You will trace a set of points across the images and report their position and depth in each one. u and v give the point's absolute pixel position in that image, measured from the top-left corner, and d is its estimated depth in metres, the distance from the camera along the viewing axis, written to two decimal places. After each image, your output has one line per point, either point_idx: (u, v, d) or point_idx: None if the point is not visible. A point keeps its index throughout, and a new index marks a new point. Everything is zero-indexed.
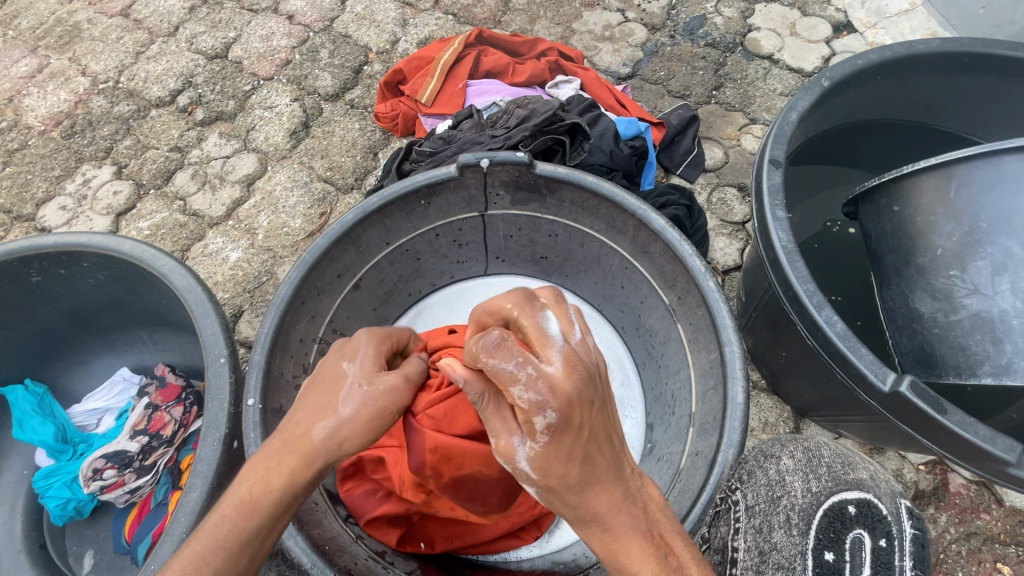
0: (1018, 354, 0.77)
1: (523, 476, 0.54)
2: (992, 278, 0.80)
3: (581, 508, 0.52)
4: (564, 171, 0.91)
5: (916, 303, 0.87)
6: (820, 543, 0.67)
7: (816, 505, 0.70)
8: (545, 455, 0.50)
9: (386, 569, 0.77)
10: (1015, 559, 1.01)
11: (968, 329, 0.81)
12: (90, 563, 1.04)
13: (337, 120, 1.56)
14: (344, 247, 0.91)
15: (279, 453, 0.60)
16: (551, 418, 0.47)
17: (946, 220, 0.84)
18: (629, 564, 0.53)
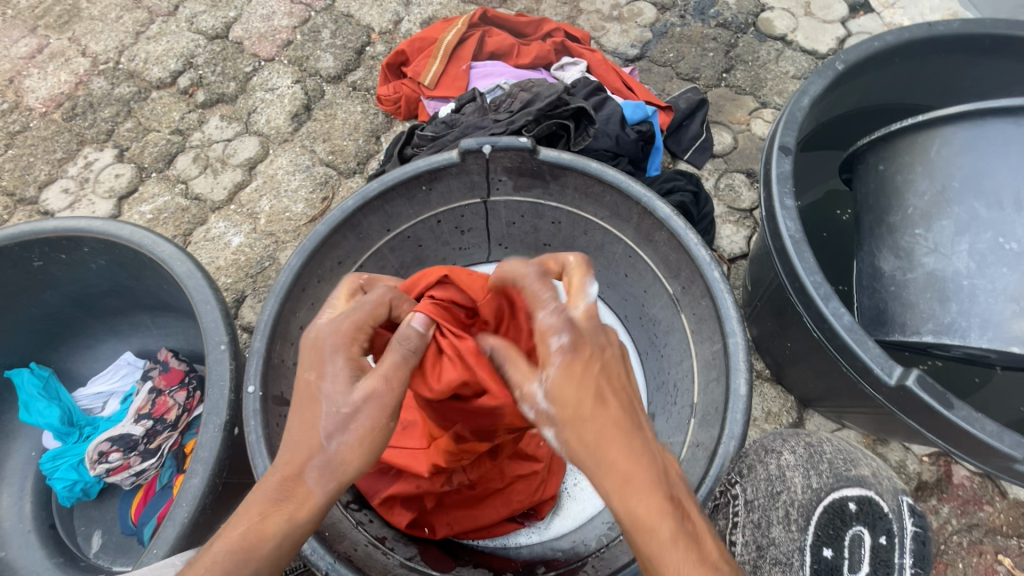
0: (963, 314, 0.76)
1: (545, 421, 0.58)
2: (953, 239, 0.79)
3: (602, 447, 0.54)
4: (569, 156, 0.89)
5: (881, 261, 0.86)
6: (818, 540, 0.66)
7: (815, 502, 0.68)
8: (561, 374, 0.57)
9: (386, 555, 0.76)
10: (1016, 551, 1.01)
11: (921, 286, 0.80)
12: (98, 542, 1.06)
13: (338, 103, 1.53)
14: (344, 234, 0.90)
15: (273, 496, 0.56)
16: (565, 341, 0.57)
17: (923, 178, 0.83)
18: (652, 525, 0.51)
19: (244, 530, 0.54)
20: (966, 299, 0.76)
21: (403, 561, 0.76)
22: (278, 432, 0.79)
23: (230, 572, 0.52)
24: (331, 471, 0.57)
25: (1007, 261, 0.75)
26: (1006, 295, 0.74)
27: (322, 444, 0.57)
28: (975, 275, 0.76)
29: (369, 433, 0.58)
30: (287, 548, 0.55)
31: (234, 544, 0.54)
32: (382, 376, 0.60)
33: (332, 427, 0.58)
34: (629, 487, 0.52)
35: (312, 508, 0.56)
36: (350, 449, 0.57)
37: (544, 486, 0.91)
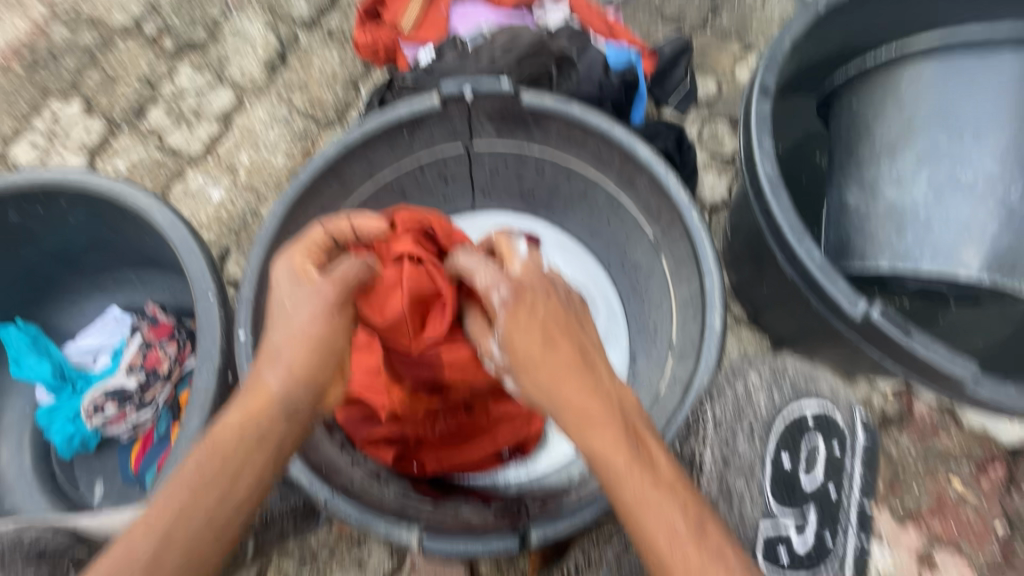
0: (918, 242, 0.83)
1: (507, 372, 0.68)
2: (915, 169, 0.84)
3: (557, 387, 0.60)
4: (551, 100, 0.88)
5: (846, 195, 0.91)
6: (782, 446, 0.76)
7: (776, 417, 0.76)
8: (507, 334, 0.64)
9: (383, 487, 0.81)
10: (967, 474, 1.09)
11: (882, 217, 0.86)
12: (101, 491, 1.09)
13: (315, 51, 1.48)
14: (327, 182, 0.90)
15: (238, 401, 0.61)
16: (507, 294, 0.65)
17: (891, 112, 0.87)
18: (608, 451, 0.57)
19: (216, 428, 0.58)
20: (923, 228, 0.83)
21: (399, 493, 0.80)
22: None
23: (203, 462, 0.56)
24: (282, 365, 0.61)
25: (960, 191, 0.82)
26: (958, 223, 0.81)
27: (270, 343, 0.62)
28: (932, 204, 0.82)
29: (309, 324, 0.61)
30: (253, 440, 0.58)
31: (206, 445, 0.57)
32: (336, 281, 0.64)
33: (280, 325, 0.62)
34: (587, 420, 0.59)
35: (269, 400, 0.60)
36: (296, 340, 0.61)
37: (529, 424, 0.95)
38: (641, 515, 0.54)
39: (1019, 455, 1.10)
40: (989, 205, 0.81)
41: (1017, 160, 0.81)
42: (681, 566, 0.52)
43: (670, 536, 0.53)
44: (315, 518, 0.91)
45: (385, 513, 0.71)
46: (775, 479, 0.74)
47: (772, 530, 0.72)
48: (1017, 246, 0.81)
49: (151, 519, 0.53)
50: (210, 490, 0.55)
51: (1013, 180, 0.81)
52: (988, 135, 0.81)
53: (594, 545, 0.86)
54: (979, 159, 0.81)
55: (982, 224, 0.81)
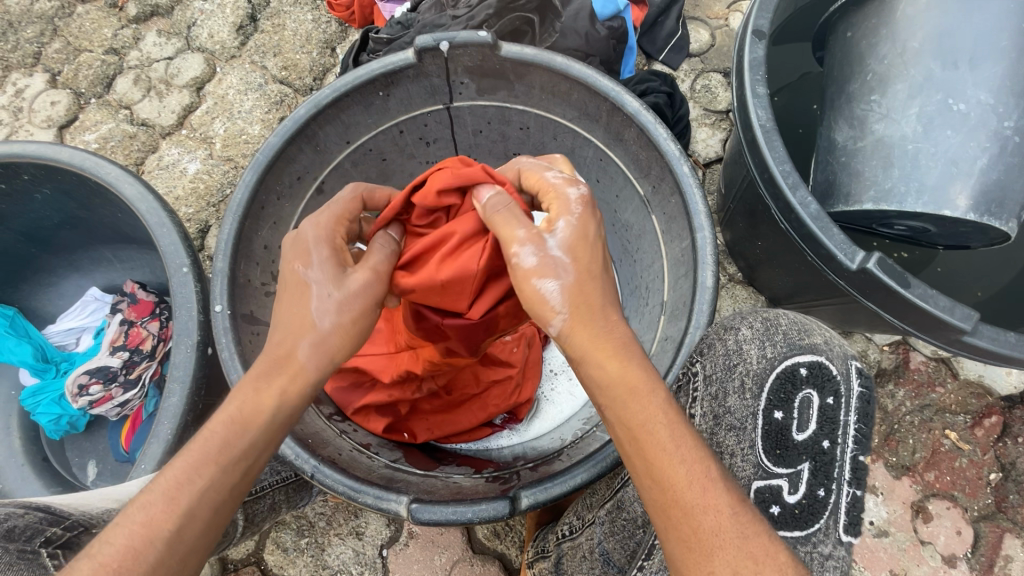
0: (903, 179, 0.79)
1: (548, 270, 0.58)
2: (906, 101, 0.79)
3: (604, 314, 0.57)
4: (532, 52, 0.83)
5: (834, 132, 0.88)
6: (770, 403, 0.67)
7: (769, 369, 0.68)
8: (575, 229, 0.59)
9: (371, 458, 0.79)
10: (962, 425, 1.09)
11: (868, 154, 0.82)
12: (94, 471, 1.08)
13: (286, 11, 1.41)
14: (300, 147, 0.86)
15: (264, 371, 0.58)
16: (585, 195, 0.62)
17: (886, 42, 0.82)
18: (647, 386, 0.53)
19: (244, 402, 0.55)
20: (908, 163, 0.78)
21: (388, 464, 0.79)
22: (252, 350, 0.79)
23: (228, 438, 0.53)
24: (321, 346, 0.59)
25: (951, 123, 0.76)
26: (946, 158, 0.76)
27: (316, 323, 0.60)
28: (920, 139, 0.78)
29: (358, 315, 0.62)
30: (281, 418, 0.56)
31: (232, 418, 0.54)
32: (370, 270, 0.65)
33: (325, 307, 0.60)
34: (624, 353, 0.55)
35: (304, 382, 0.58)
36: (346, 330, 0.61)
37: (519, 390, 0.94)
38: (666, 451, 0.51)
39: (1013, 404, 1.10)
40: (981, 138, 0.76)
41: (1014, 88, 0.75)
42: (704, 513, 0.49)
43: (692, 476, 0.50)
44: (307, 490, 0.91)
45: (373, 483, 0.70)
46: (767, 434, 0.66)
47: (765, 487, 0.64)
48: (1007, 181, 0.76)
49: (172, 487, 0.50)
50: (236, 465, 0.53)
51: (1008, 110, 0.76)
52: (985, 62, 0.75)
53: (588, 508, 0.81)
54: (973, 87, 0.76)
55: (971, 158, 0.76)
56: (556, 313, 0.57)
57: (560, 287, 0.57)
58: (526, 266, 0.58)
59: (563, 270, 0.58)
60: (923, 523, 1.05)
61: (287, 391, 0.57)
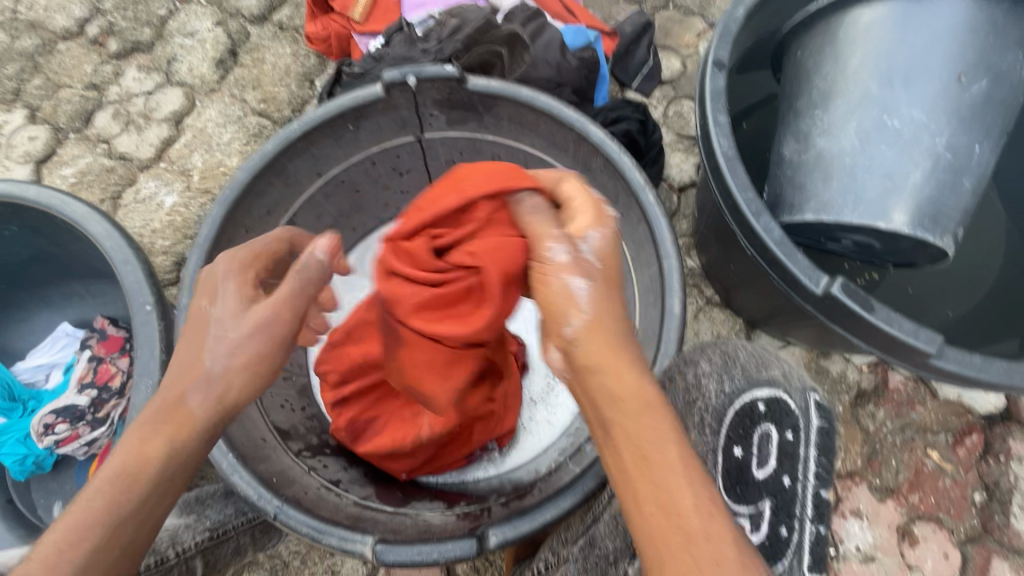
0: (842, 191, 0.80)
1: (577, 269, 0.57)
2: (846, 117, 0.81)
3: (623, 347, 0.55)
4: (497, 84, 0.85)
5: (782, 146, 0.89)
6: (730, 440, 0.65)
7: (728, 405, 0.65)
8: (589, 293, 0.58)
9: (340, 496, 0.77)
10: (943, 445, 1.08)
11: (811, 166, 0.84)
12: (60, 513, 1.05)
13: (266, 45, 1.43)
14: (269, 180, 0.86)
15: (153, 418, 0.58)
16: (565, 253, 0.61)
17: (830, 59, 0.84)
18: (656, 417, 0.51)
19: (131, 459, 0.55)
20: (845, 175, 0.80)
21: (358, 501, 0.77)
22: None
23: (111, 493, 0.53)
24: (210, 392, 0.59)
25: (886, 138, 0.78)
26: (881, 171, 0.78)
27: (206, 365, 0.60)
28: (857, 152, 0.80)
29: (250, 355, 0.61)
30: (173, 472, 0.56)
31: (115, 470, 0.54)
32: (272, 303, 0.64)
33: (219, 348, 0.61)
34: (646, 400, 0.52)
35: (191, 429, 0.58)
36: (237, 369, 0.60)
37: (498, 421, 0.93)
38: (675, 474, 0.48)
39: (993, 422, 1.10)
40: (915, 154, 0.78)
41: (946, 107, 0.77)
42: (708, 541, 0.44)
43: (699, 500, 0.46)
44: (276, 530, 0.88)
45: (339, 522, 0.69)
46: (726, 471, 0.64)
47: None
48: (940, 198, 0.78)
49: (54, 556, 0.50)
50: (125, 525, 0.53)
51: (940, 128, 0.77)
52: (918, 81, 0.77)
53: (562, 543, 0.80)
54: (906, 104, 0.78)
55: (905, 172, 0.78)
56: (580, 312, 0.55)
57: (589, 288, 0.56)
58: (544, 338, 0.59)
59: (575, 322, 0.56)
60: (909, 547, 1.03)
61: (174, 438, 0.57)
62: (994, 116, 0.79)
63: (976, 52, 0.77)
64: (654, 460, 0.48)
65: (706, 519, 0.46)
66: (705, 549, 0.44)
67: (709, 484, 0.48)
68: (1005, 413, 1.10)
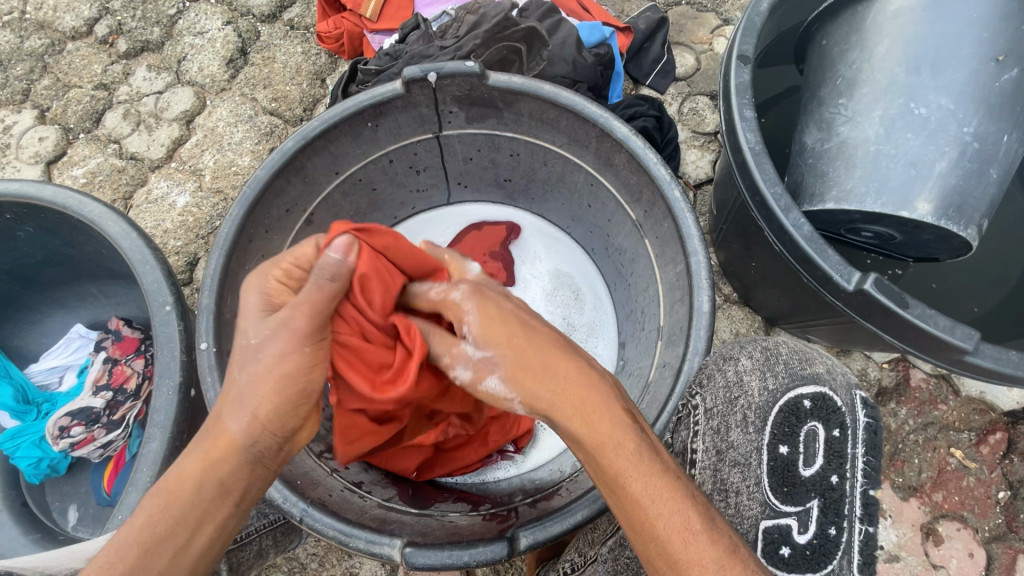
0: (865, 179, 0.79)
1: (484, 370, 0.62)
2: (869, 105, 0.80)
3: (552, 374, 0.57)
4: (519, 80, 0.83)
5: (804, 136, 0.88)
6: (775, 438, 0.65)
7: (772, 402, 0.66)
8: (480, 321, 0.64)
9: (364, 498, 0.76)
10: (967, 443, 1.07)
11: (833, 155, 0.83)
12: (75, 516, 1.04)
13: (276, 44, 1.42)
14: (289, 179, 0.85)
15: (198, 440, 0.57)
16: (466, 291, 0.68)
17: (855, 47, 0.83)
18: (610, 433, 0.53)
19: (175, 476, 0.54)
20: (868, 163, 0.79)
21: (382, 504, 0.76)
22: None
23: (157, 516, 0.52)
24: (245, 407, 0.56)
25: (912, 125, 0.77)
26: (906, 159, 0.77)
27: (236, 379, 0.58)
28: (881, 141, 0.78)
29: (279, 368, 0.57)
30: (215, 487, 0.54)
31: (161, 491, 0.53)
32: (308, 313, 0.59)
33: (246, 362, 0.58)
34: (584, 412, 0.55)
35: (230, 448, 0.55)
36: (265, 383, 0.57)
37: (518, 422, 0.92)
38: (646, 510, 0.50)
39: (1017, 420, 1.08)
40: (941, 142, 0.76)
41: (974, 96, 0.76)
42: (690, 567, 0.48)
43: (674, 530, 0.49)
44: (296, 533, 0.88)
45: (365, 525, 0.68)
46: (772, 470, 0.64)
47: (773, 526, 0.62)
48: (965, 188, 0.76)
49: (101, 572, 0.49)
50: (168, 542, 0.51)
51: (968, 116, 0.76)
52: (946, 69, 0.76)
53: (590, 544, 0.78)
54: (934, 92, 0.76)
55: (930, 162, 0.76)
56: (511, 401, 0.60)
57: (501, 381, 0.61)
58: (466, 380, 0.64)
59: (493, 362, 0.61)
60: (934, 546, 1.02)
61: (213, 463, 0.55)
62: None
63: (1007, 40, 0.76)
64: (622, 494, 0.51)
65: (689, 548, 0.48)
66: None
67: (688, 509, 0.49)
68: None
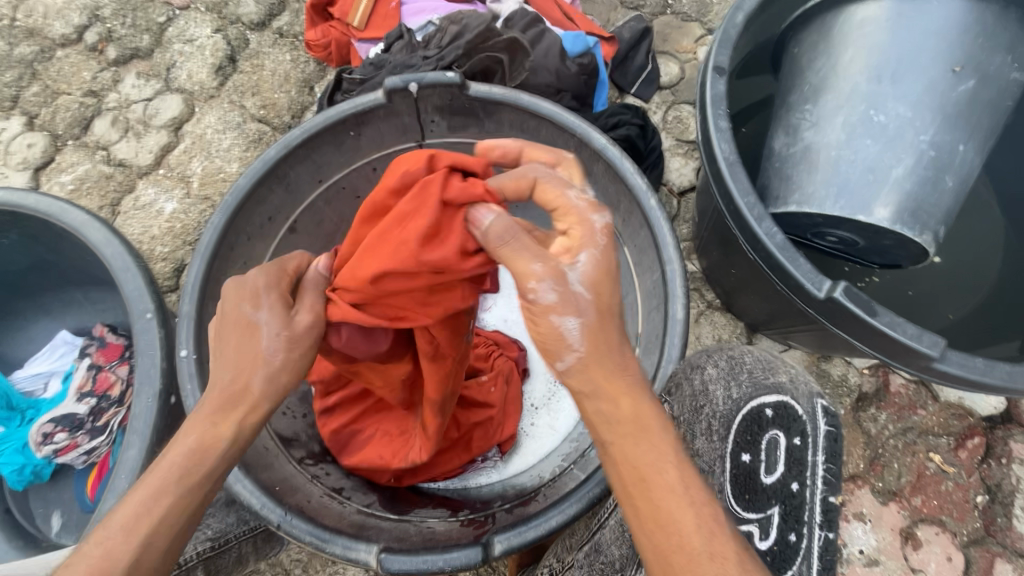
0: (826, 183, 0.81)
1: (569, 305, 0.55)
2: (833, 112, 0.82)
3: (620, 351, 0.56)
4: (500, 91, 0.85)
5: (773, 140, 0.90)
6: (737, 446, 0.65)
7: (735, 411, 0.66)
8: (597, 265, 0.57)
9: (343, 504, 0.77)
10: (946, 448, 1.08)
11: (798, 160, 0.84)
12: (59, 523, 1.04)
13: (265, 52, 1.43)
14: (271, 187, 0.86)
15: (218, 397, 0.58)
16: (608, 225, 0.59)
17: (823, 56, 0.85)
18: (648, 424, 0.53)
19: (200, 430, 0.56)
20: (830, 168, 0.81)
21: (361, 510, 0.76)
22: None
23: (186, 467, 0.55)
24: (275, 381, 0.59)
25: (873, 132, 0.79)
26: (865, 166, 0.79)
27: (267, 357, 0.59)
28: (842, 146, 0.80)
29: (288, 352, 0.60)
30: (237, 446, 0.58)
31: (190, 445, 0.55)
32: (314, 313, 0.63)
33: (277, 345, 0.59)
34: (643, 409, 0.53)
35: (257, 416, 0.59)
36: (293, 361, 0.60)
37: (501, 429, 0.93)
38: (676, 493, 0.49)
39: (994, 425, 1.10)
40: (899, 149, 0.78)
41: (932, 104, 0.77)
42: (713, 559, 0.46)
43: (701, 520, 0.48)
44: (277, 539, 0.88)
45: (342, 531, 0.68)
46: (736, 479, 0.65)
47: (736, 532, 0.62)
48: (921, 194, 0.78)
49: (129, 521, 0.52)
50: (193, 491, 0.55)
51: (925, 125, 0.77)
52: (907, 77, 0.78)
53: (567, 549, 0.79)
54: (893, 100, 0.78)
55: (888, 167, 0.78)
56: (573, 350, 0.55)
57: (580, 326, 0.55)
58: (542, 304, 0.55)
59: (585, 307, 0.55)
60: (913, 551, 1.03)
61: (240, 419, 0.58)
62: (981, 116, 0.79)
63: (965, 52, 0.77)
64: (653, 481, 0.50)
65: (708, 540, 0.47)
66: (709, 571, 0.46)
67: (711, 502, 0.49)
68: (1005, 415, 1.10)
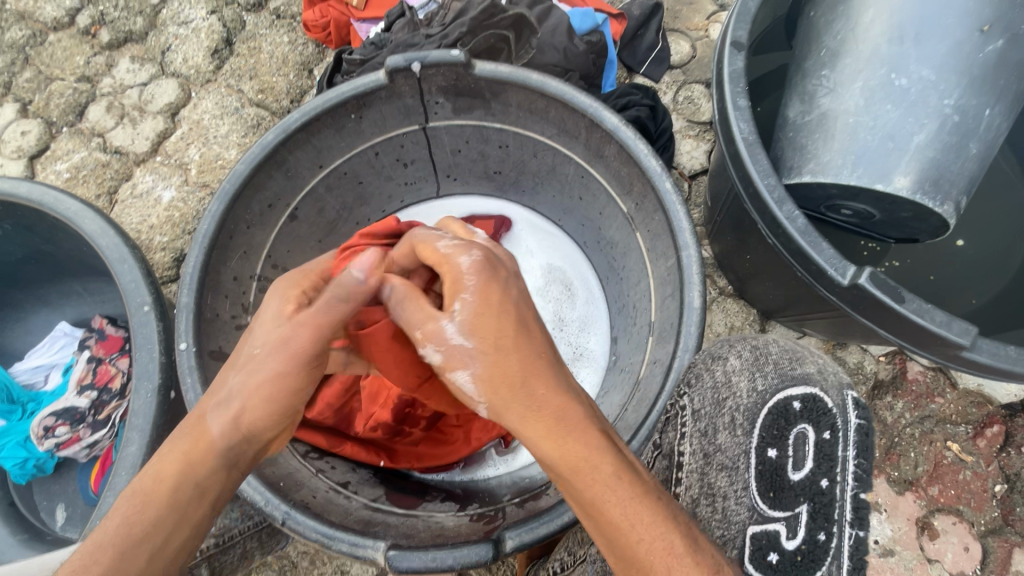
0: (843, 152, 0.77)
1: (456, 361, 0.57)
2: (852, 79, 0.78)
3: (522, 385, 0.54)
4: (507, 69, 0.81)
5: (787, 109, 0.86)
6: (764, 441, 0.70)
7: (761, 405, 0.71)
8: (474, 309, 0.57)
9: (350, 498, 0.75)
10: (964, 437, 1.06)
11: (813, 128, 0.80)
12: (63, 515, 1.03)
13: (262, 34, 1.39)
14: (270, 173, 0.83)
15: (179, 437, 0.56)
16: (477, 259, 0.61)
17: (840, 18, 0.80)
18: (586, 458, 0.50)
19: (144, 473, 0.53)
20: (848, 137, 0.77)
21: (367, 504, 0.74)
22: None
23: (134, 514, 0.51)
24: (230, 409, 0.56)
25: (892, 97, 0.75)
26: (884, 132, 0.75)
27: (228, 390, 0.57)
28: (861, 113, 0.76)
29: (280, 370, 0.57)
30: (194, 491, 0.53)
31: (138, 491, 0.52)
32: (318, 322, 0.60)
33: (244, 368, 0.58)
34: (583, 443, 0.51)
35: (208, 450, 0.55)
36: (254, 390, 0.56)
37: None
38: (627, 532, 0.48)
39: (1014, 413, 1.07)
40: (920, 115, 0.74)
41: (957, 66, 0.73)
42: None
43: (654, 547, 0.47)
44: (282, 534, 0.88)
45: (349, 527, 0.67)
46: (761, 475, 0.69)
47: (761, 532, 0.66)
48: (943, 161, 0.74)
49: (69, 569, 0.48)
50: (138, 550, 0.49)
51: (949, 89, 0.73)
52: (931, 38, 0.73)
53: (579, 543, 0.78)
54: (916, 63, 0.74)
55: (908, 134, 0.74)
56: (478, 403, 0.57)
57: (472, 379, 0.56)
58: (437, 363, 0.59)
59: (470, 357, 0.56)
60: (929, 540, 1.01)
61: (191, 457, 0.54)
62: (1009, 79, 0.75)
63: (993, 10, 0.72)
64: (602, 511, 0.49)
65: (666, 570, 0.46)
66: None
67: (659, 517, 0.49)
68: None
